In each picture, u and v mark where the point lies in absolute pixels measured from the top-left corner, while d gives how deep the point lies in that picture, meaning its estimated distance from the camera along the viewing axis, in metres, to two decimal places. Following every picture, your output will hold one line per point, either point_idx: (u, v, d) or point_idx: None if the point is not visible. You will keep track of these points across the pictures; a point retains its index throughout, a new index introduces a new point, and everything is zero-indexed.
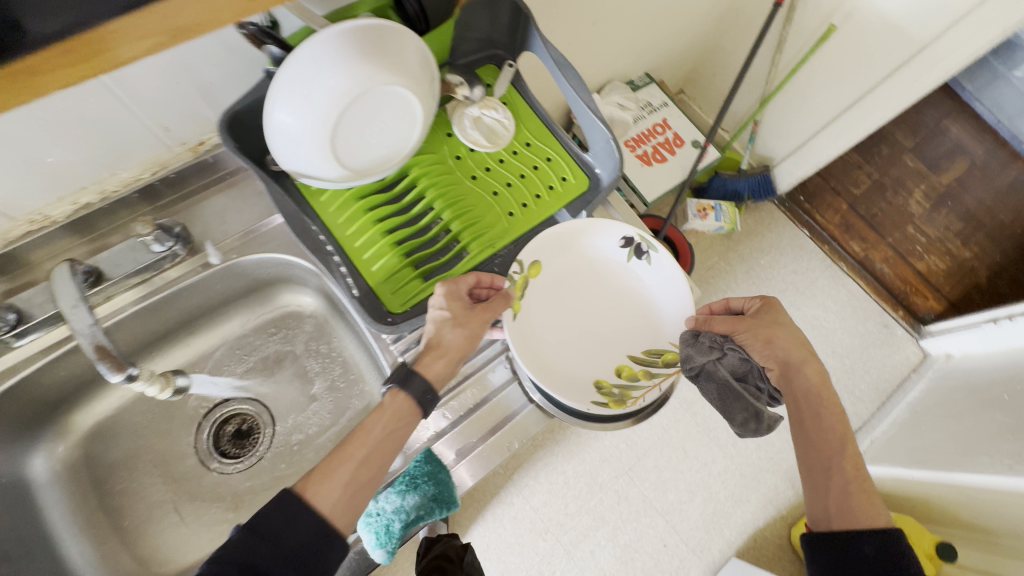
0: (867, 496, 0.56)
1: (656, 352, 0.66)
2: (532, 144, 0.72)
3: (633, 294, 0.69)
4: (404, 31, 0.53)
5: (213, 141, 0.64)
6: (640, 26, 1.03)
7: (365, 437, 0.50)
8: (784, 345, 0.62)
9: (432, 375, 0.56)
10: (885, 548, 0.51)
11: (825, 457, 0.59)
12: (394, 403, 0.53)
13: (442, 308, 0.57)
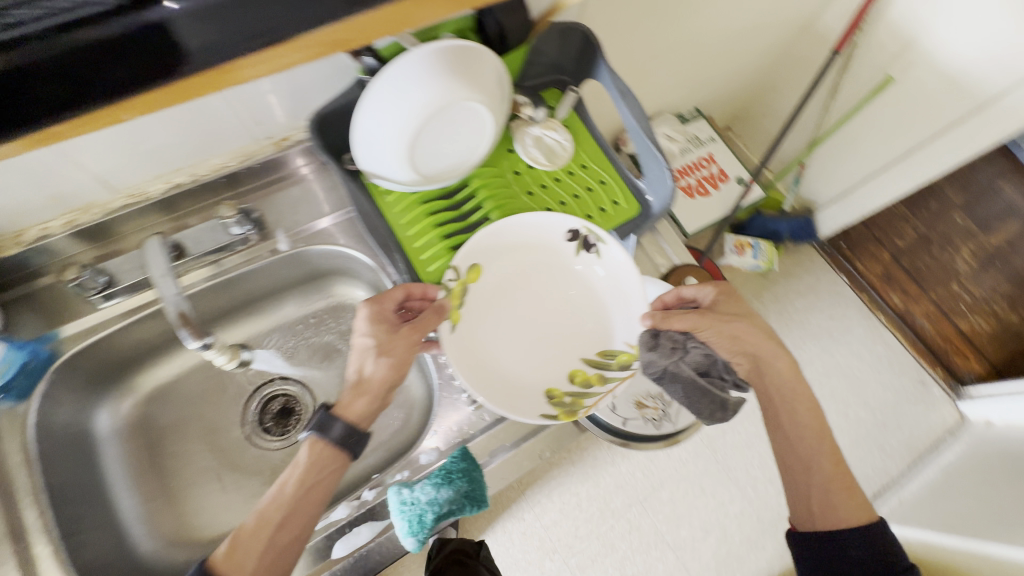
0: (847, 489, 0.60)
1: (610, 353, 0.65)
2: (588, 166, 0.75)
3: (586, 289, 0.67)
4: (486, 53, 0.57)
5: (296, 138, 0.69)
6: (697, 62, 1.06)
7: (282, 496, 0.52)
8: (748, 333, 0.64)
9: (353, 414, 0.57)
10: (874, 547, 0.57)
11: (804, 458, 0.62)
12: (311, 452, 0.55)
13: (367, 334, 0.58)
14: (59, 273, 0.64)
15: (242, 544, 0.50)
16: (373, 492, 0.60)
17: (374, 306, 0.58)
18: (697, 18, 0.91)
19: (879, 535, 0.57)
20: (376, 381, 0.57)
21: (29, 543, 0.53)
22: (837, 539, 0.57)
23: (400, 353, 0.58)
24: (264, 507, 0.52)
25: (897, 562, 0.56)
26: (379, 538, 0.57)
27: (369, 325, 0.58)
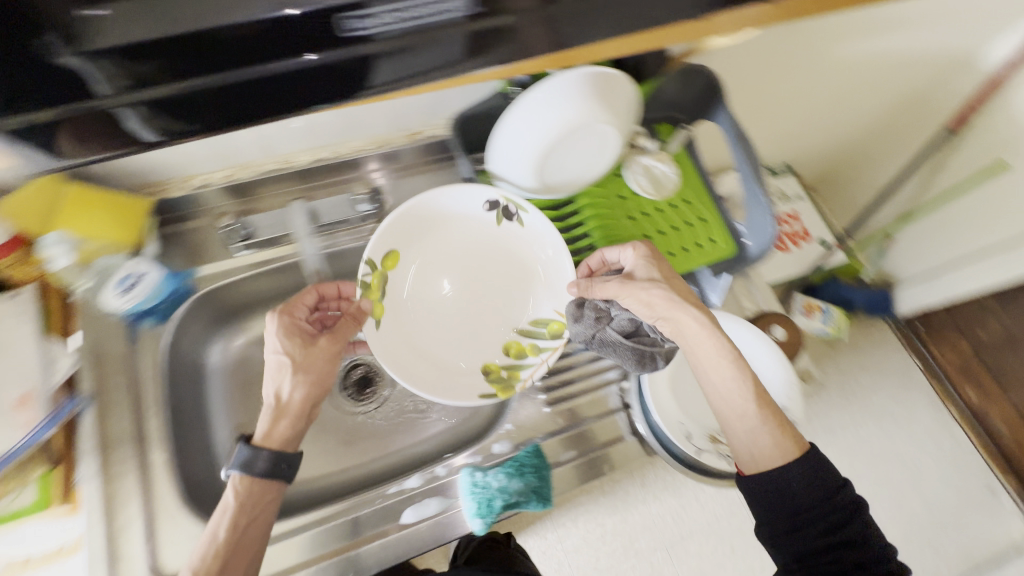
0: (778, 422, 0.55)
1: (540, 321, 0.70)
2: (690, 202, 0.77)
3: (506, 256, 0.71)
4: (626, 82, 0.60)
5: (427, 134, 0.76)
6: (803, 120, 1.08)
7: (216, 543, 0.51)
8: (671, 286, 0.61)
9: (274, 439, 0.56)
10: (820, 482, 0.51)
11: (736, 401, 0.56)
12: (238, 491, 0.53)
13: (282, 350, 0.59)
14: (209, 218, 0.71)
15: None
16: (445, 469, 0.64)
17: (287, 319, 0.60)
18: (810, 79, 0.94)
19: (818, 459, 0.53)
20: (298, 400, 0.58)
21: (148, 449, 0.60)
22: (786, 481, 0.51)
23: (319, 367, 0.60)
24: (198, 559, 0.50)
25: (842, 490, 0.52)
26: (443, 515, 0.60)
27: (287, 340, 0.59)
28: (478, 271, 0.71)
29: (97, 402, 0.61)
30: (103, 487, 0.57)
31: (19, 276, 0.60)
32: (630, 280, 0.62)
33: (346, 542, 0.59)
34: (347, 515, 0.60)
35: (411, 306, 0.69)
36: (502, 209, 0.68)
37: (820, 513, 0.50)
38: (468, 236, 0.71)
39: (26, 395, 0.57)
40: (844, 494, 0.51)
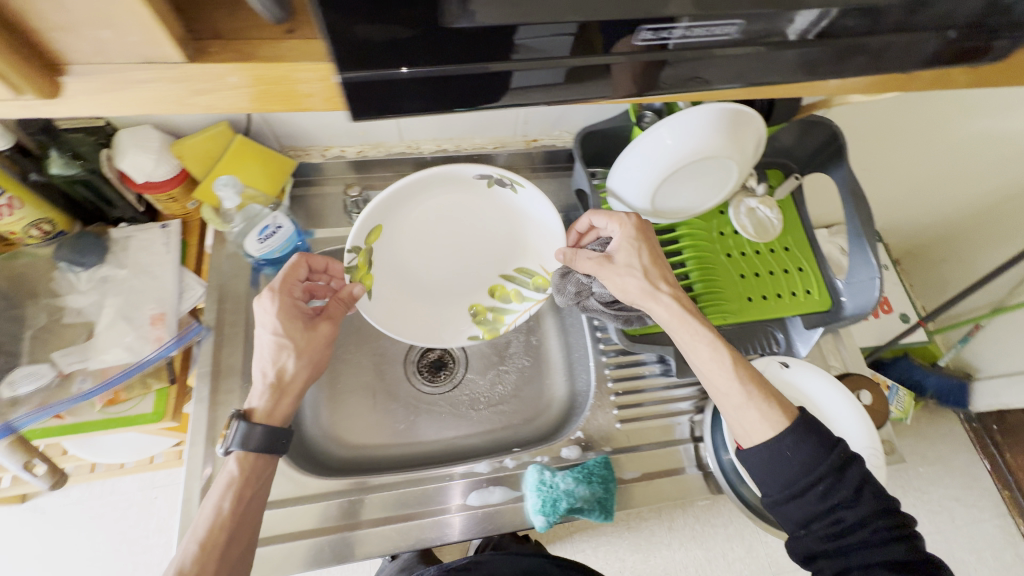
0: (761, 390, 0.55)
1: (526, 272, 0.74)
2: (789, 250, 0.77)
3: (495, 215, 0.73)
4: (757, 120, 0.61)
5: (543, 142, 0.81)
6: (908, 186, 1.05)
7: (221, 514, 0.53)
8: (648, 268, 0.61)
9: (275, 418, 0.58)
10: (813, 444, 0.51)
11: (722, 383, 0.56)
12: (242, 464, 0.55)
13: (281, 333, 0.59)
14: (335, 187, 0.77)
15: (196, 567, 0.50)
16: (514, 461, 0.66)
17: (286, 299, 0.60)
18: (917, 140, 0.94)
19: (807, 413, 0.53)
20: (299, 380, 0.59)
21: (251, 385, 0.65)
22: (778, 452, 0.51)
23: (317, 351, 0.60)
24: (203, 530, 0.52)
25: (838, 446, 0.51)
26: (508, 505, 0.63)
27: (286, 321, 0.59)
28: (466, 229, 0.73)
29: (214, 333, 0.65)
30: (209, 411, 0.62)
31: (172, 210, 0.68)
32: (608, 260, 0.63)
33: (343, 522, 0.61)
34: (346, 496, 0.63)
35: (396, 270, 0.71)
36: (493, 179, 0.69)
37: (818, 477, 0.49)
38: (457, 201, 0.71)
39: (160, 315, 0.64)
40: (840, 451, 0.50)
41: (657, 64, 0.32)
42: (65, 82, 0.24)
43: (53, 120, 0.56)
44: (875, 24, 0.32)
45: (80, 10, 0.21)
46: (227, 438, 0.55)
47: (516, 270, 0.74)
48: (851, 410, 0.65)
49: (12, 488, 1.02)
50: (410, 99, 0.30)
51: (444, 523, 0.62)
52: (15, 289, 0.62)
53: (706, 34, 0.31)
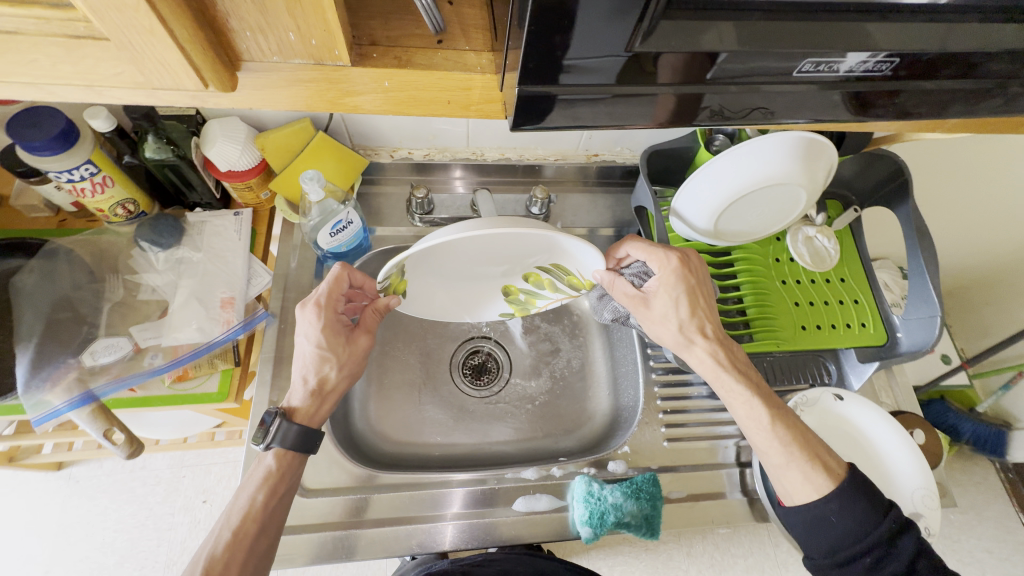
0: (804, 451, 0.55)
1: (563, 272, 0.63)
2: (846, 281, 0.76)
3: (533, 243, 0.57)
4: (829, 148, 0.61)
5: (603, 157, 0.82)
6: (961, 227, 1.03)
7: (255, 505, 0.53)
8: (685, 318, 0.60)
9: (315, 420, 0.59)
10: (863, 508, 0.51)
11: (760, 440, 0.56)
12: (279, 457, 0.55)
13: (322, 346, 0.59)
14: (398, 188, 0.79)
15: (226, 553, 0.50)
16: (560, 471, 0.67)
17: (327, 315, 0.59)
18: (980, 167, 0.90)
19: (855, 475, 0.53)
20: (338, 383, 0.60)
21: None
22: (824, 513, 0.51)
23: (356, 362, 0.61)
24: (237, 518, 0.52)
25: (891, 512, 0.50)
26: (553, 514, 0.64)
27: (325, 337, 0.59)
28: (501, 255, 0.60)
29: (279, 320, 0.68)
30: (271, 395, 0.64)
31: (246, 199, 0.70)
32: (645, 301, 0.61)
33: (345, 520, 0.61)
34: (353, 494, 0.63)
35: (435, 273, 0.62)
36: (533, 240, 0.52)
37: (868, 540, 0.49)
38: (482, 239, 0.55)
39: (230, 298, 0.66)
40: (893, 517, 0.50)
41: (802, 92, 0.33)
42: (241, 77, 0.27)
43: (154, 107, 0.59)
44: (1015, 68, 0.32)
45: (286, 20, 0.24)
46: (262, 433, 0.55)
47: (551, 266, 0.63)
48: (907, 448, 0.64)
49: (54, 456, 1.06)
50: (549, 115, 0.32)
51: (437, 531, 0.62)
52: (99, 263, 0.65)
53: (868, 68, 0.32)
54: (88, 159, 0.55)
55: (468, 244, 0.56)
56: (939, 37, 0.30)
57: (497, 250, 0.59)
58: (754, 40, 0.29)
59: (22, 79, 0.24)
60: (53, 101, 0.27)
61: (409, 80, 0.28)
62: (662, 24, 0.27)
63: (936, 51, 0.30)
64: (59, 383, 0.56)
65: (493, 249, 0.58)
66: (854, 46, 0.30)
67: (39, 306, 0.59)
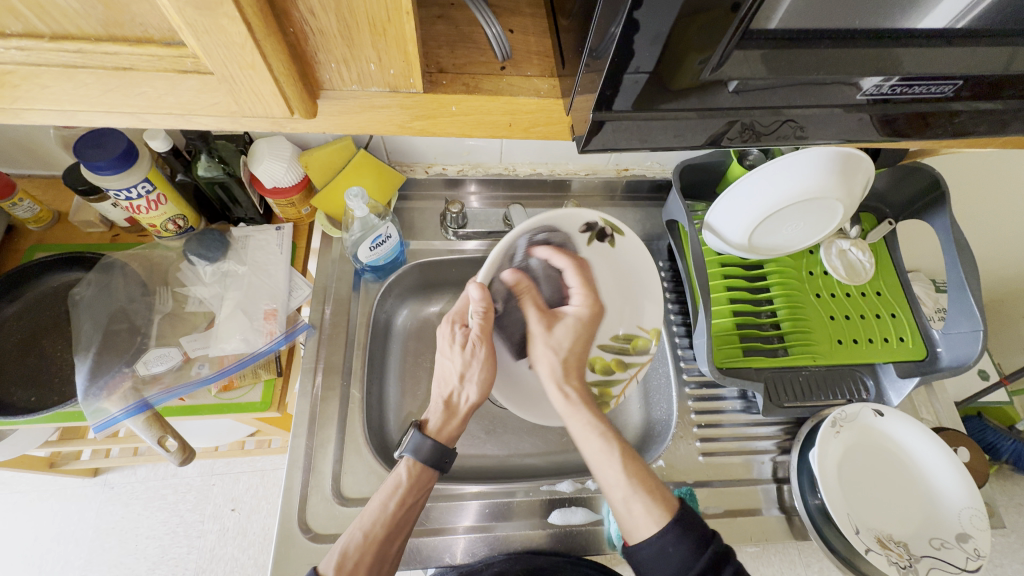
0: (646, 483, 0.53)
1: (625, 338, 0.63)
2: (882, 295, 0.75)
3: (608, 277, 0.61)
4: (866, 161, 0.61)
5: (632, 172, 0.83)
6: (1000, 239, 1.00)
7: (385, 512, 0.52)
8: (569, 357, 0.61)
9: (443, 436, 0.59)
10: (688, 539, 0.48)
11: (604, 468, 0.55)
12: (411, 471, 0.55)
13: (454, 359, 0.60)
14: (433, 203, 0.81)
15: (357, 556, 0.50)
16: (594, 484, 0.67)
17: (452, 328, 0.61)
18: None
19: (686, 511, 0.50)
20: (473, 396, 0.60)
21: (350, 383, 0.68)
22: (662, 546, 0.48)
23: (485, 375, 0.60)
24: (368, 521, 0.52)
25: (711, 545, 0.48)
26: (589, 527, 0.63)
27: (454, 349, 0.60)
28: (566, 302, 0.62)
29: (319, 332, 0.70)
30: (312, 405, 0.66)
31: (287, 214, 0.72)
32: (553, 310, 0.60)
33: None
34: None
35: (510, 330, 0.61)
36: (597, 230, 0.57)
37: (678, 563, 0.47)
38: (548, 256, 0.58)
39: (273, 310, 0.68)
40: (712, 549, 0.48)
41: (858, 115, 0.35)
42: (320, 105, 0.31)
43: (208, 128, 0.61)
44: None
45: (370, 53, 0.28)
46: (401, 445, 0.58)
47: (614, 336, 0.63)
48: (949, 464, 0.63)
49: (92, 462, 1.08)
50: (609, 134, 0.33)
51: (450, 543, 0.62)
52: (150, 276, 0.68)
53: (924, 91, 0.33)
54: (145, 178, 0.58)
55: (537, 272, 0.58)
56: (1006, 62, 0.31)
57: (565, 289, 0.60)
58: (781, 66, 0.30)
59: (139, 103, 0.28)
60: (149, 128, 0.31)
61: (476, 103, 0.33)
62: (737, 51, 0.28)
63: (1001, 74, 0.32)
64: (115, 392, 0.59)
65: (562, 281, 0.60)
66: (927, 71, 0.31)
67: (98, 318, 0.63)
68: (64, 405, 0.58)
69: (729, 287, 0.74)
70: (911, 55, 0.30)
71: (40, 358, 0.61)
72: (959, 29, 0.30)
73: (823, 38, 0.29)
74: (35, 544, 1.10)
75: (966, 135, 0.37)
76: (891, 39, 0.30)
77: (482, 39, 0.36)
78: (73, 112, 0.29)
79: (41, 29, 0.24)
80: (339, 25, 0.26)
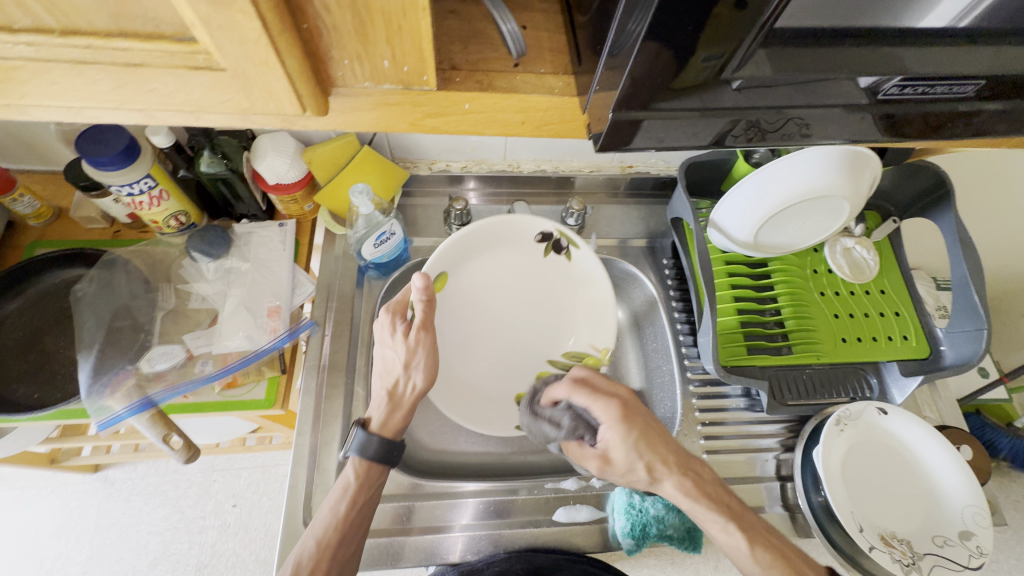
0: (771, 553, 0.52)
1: (576, 355, 0.70)
2: (886, 293, 0.75)
3: (565, 290, 0.71)
4: (873, 159, 0.61)
5: (636, 169, 0.83)
6: (1004, 236, 1.00)
7: (337, 516, 0.53)
8: (656, 455, 0.56)
9: (388, 430, 0.58)
10: None
11: (737, 548, 0.53)
12: (358, 471, 0.55)
13: (394, 348, 0.59)
14: (435, 200, 0.81)
15: (310, 566, 0.50)
16: (599, 482, 0.66)
17: (389, 316, 0.60)
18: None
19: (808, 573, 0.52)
20: (420, 382, 0.59)
21: (354, 381, 0.68)
22: None
23: (427, 360, 0.59)
24: (320, 528, 0.52)
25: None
26: (593, 525, 0.64)
27: (396, 339, 0.59)
28: (520, 308, 0.70)
29: (323, 329, 0.69)
30: (316, 402, 0.65)
31: (290, 211, 0.72)
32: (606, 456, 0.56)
33: (390, 527, 0.62)
34: (404, 501, 0.63)
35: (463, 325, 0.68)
36: (552, 240, 0.69)
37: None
38: (506, 259, 0.69)
39: (276, 307, 0.67)
40: None
41: (873, 115, 0.34)
42: (331, 102, 0.31)
43: (210, 123, 0.61)
44: None
45: (384, 50, 0.28)
46: (347, 445, 0.57)
47: (566, 354, 0.70)
48: (953, 462, 0.63)
49: (92, 458, 1.07)
50: (621, 135, 0.33)
51: (454, 540, 0.62)
52: (153, 273, 0.68)
53: (944, 90, 0.33)
54: (146, 174, 0.57)
55: (495, 274, 0.69)
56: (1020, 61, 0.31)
57: (523, 294, 0.70)
58: (798, 62, 0.29)
59: (148, 99, 0.28)
60: (157, 124, 0.30)
61: (489, 100, 0.33)
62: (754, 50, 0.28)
63: (1019, 73, 0.32)
64: (119, 389, 0.59)
65: (522, 287, 0.70)
66: (942, 71, 0.31)
67: (101, 315, 0.63)
68: (67, 403, 0.57)
69: (734, 285, 0.74)
70: (929, 53, 0.30)
71: (42, 355, 0.61)
72: (961, 28, 0.30)
73: (843, 37, 0.29)
74: (36, 540, 1.10)
75: (984, 135, 0.37)
76: (898, 40, 0.30)
77: (495, 35, 0.36)
78: (80, 109, 0.29)
79: (51, 24, 0.24)
80: (353, 21, 0.26)
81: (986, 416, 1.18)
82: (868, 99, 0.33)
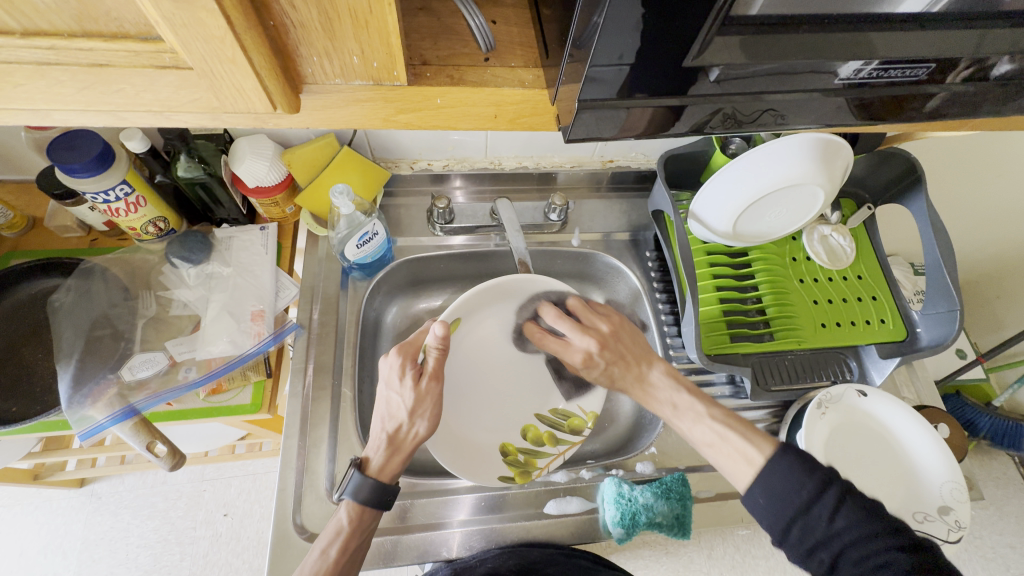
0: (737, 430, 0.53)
1: (562, 413, 0.71)
2: (863, 278, 0.77)
3: None
4: (846, 148, 0.62)
5: (617, 163, 0.83)
6: (974, 220, 1.03)
7: (328, 561, 0.51)
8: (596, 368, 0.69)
9: (386, 474, 0.56)
10: (789, 464, 0.45)
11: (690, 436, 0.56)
12: (351, 515, 0.54)
13: (400, 394, 0.58)
14: (418, 200, 0.81)
15: None
16: (588, 473, 0.67)
17: (396, 359, 0.59)
18: (997, 160, 0.91)
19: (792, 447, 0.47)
20: (421, 432, 0.58)
21: (341, 382, 0.68)
22: (778, 487, 0.45)
23: (433, 410, 0.59)
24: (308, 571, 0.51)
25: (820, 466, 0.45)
26: (584, 516, 0.64)
27: (402, 385, 0.58)
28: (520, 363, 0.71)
29: (308, 332, 0.69)
30: (303, 405, 0.65)
31: (271, 214, 0.71)
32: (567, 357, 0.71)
33: (390, 526, 0.62)
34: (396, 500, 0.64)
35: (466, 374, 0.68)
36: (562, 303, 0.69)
37: (801, 501, 0.43)
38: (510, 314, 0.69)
39: (259, 311, 0.67)
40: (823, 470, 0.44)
41: (838, 100, 0.35)
42: (302, 100, 0.31)
43: (187, 127, 0.60)
44: None
45: (352, 45, 0.28)
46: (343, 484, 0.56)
47: (553, 410, 0.71)
48: (939, 462, 0.63)
49: (77, 472, 1.05)
50: (590, 126, 0.34)
51: (446, 537, 0.62)
52: (132, 280, 0.67)
53: (899, 75, 0.34)
54: (122, 180, 0.56)
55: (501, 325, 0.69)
56: (974, 44, 0.32)
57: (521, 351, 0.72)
58: (763, 51, 0.30)
59: (116, 99, 0.28)
60: (126, 125, 0.30)
61: (462, 95, 0.33)
62: (715, 39, 0.29)
63: (972, 56, 0.33)
64: (101, 399, 0.58)
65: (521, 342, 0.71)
66: (899, 55, 0.32)
67: (80, 324, 0.62)
68: (47, 414, 0.56)
69: (715, 275, 0.75)
70: (887, 38, 0.31)
71: (19, 366, 0.60)
72: (936, 13, 0.31)
73: (803, 24, 0.30)
74: (21, 558, 1.08)
75: (940, 117, 0.38)
76: (865, 24, 0.30)
77: (466, 30, 0.36)
78: (47, 112, 0.29)
79: (12, 26, 0.24)
80: (320, 16, 0.26)
81: (965, 397, 1.21)
82: (836, 85, 0.34)
